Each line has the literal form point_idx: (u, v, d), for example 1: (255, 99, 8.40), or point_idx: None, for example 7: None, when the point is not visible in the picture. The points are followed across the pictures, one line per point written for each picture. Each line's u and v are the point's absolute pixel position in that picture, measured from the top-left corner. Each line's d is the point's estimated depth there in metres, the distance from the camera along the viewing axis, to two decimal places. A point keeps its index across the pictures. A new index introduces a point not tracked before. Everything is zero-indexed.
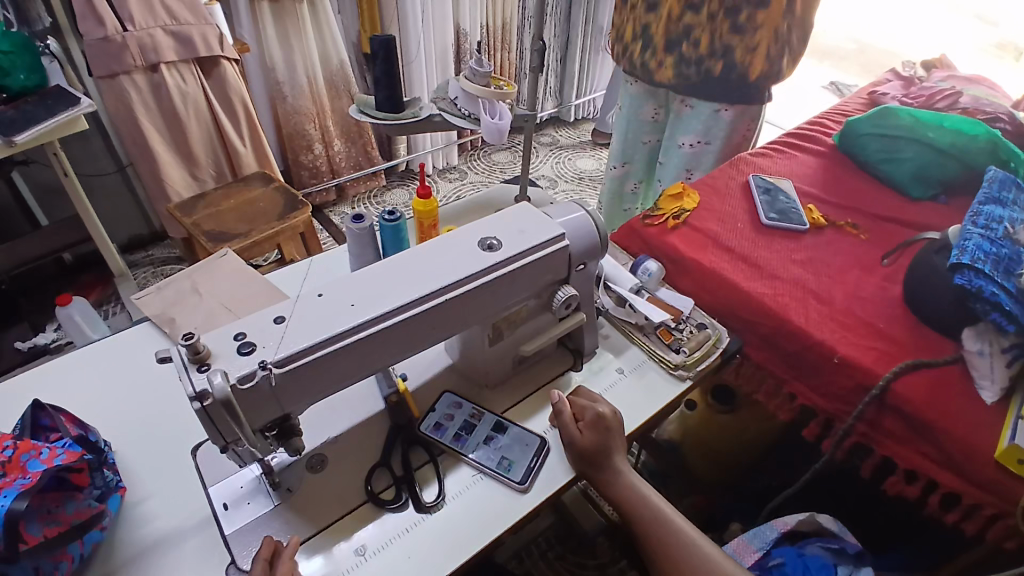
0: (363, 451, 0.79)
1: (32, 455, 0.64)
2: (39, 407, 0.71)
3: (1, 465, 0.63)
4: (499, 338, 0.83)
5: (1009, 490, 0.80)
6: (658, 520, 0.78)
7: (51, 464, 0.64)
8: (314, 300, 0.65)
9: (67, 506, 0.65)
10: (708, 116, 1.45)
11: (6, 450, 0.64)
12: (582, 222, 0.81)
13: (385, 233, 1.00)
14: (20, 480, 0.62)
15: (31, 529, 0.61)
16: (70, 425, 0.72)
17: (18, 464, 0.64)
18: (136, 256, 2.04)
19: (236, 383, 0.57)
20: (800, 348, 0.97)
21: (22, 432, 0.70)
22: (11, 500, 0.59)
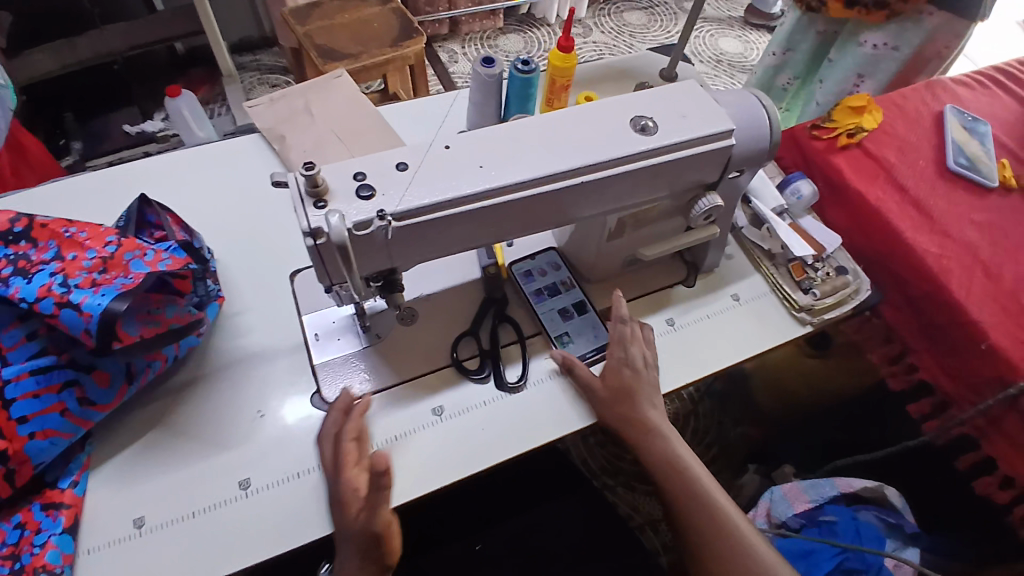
0: (454, 315, 0.77)
1: (136, 256, 0.65)
2: (147, 203, 0.72)
3: (105, 261, 0.63)
4: (620, 234, 0.75)
5: None
6: (672, 469, 0.68)
7: (155, 268, 0.64)
8: (441, 153, 0.58)
9: (166, 309, 0.64)
10: (906, 13, 1.13)
11: (110, 248, 0.65)
12: (757, 118, 0.68)
13: (514, 84, 0.89)
14: (122, 279, 0.62)
15: (128, 328, 0.60)
16: (177, 229, 0.73)
17: (120, 262, 0.64)
18: (244, 59, 2.01)
19: (352, 229, 0.53)
20: (949, 322, 0.83)
21: (128, 225, 0.71)
22: (110, 299, 0.58)
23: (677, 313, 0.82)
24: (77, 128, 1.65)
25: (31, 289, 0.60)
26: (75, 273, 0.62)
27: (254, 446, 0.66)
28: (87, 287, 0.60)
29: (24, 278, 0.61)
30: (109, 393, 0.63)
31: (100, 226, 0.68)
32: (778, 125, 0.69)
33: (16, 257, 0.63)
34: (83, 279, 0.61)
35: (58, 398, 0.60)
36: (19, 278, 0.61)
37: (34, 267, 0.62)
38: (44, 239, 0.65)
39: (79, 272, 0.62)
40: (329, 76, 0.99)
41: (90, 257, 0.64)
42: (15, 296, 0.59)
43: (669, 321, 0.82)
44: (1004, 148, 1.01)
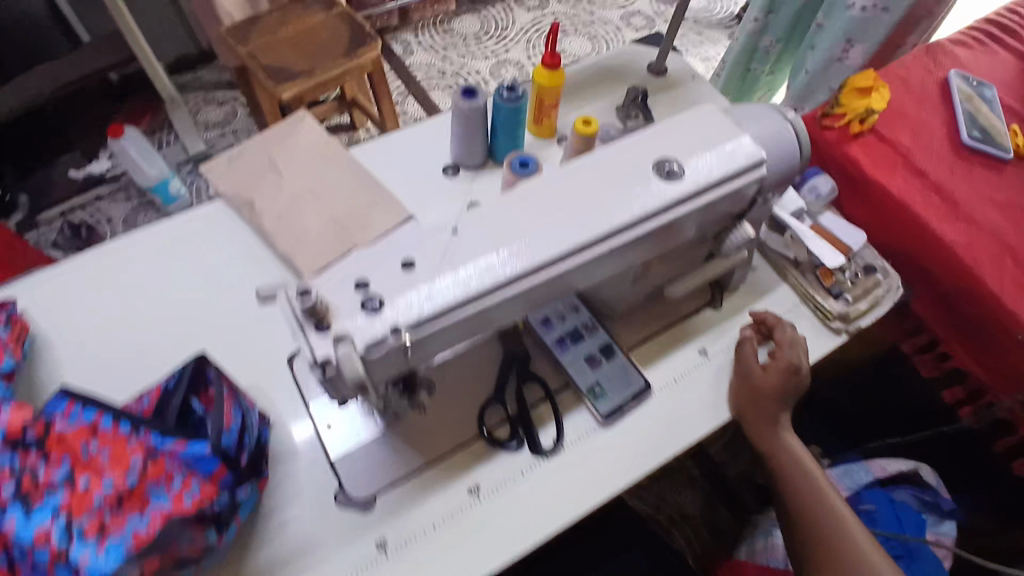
0: (475, 380, 0.71)
1: (159, 487, 0.54)
2: (203, 364, 0.64)
3: (122, 493, 0.53)
4: (644, 276, 0.69)
5: None
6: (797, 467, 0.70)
7: (179, 505, 0.54)
8: (450, 240, 0.51)
9: (181, 544, 0.55)
10: None
11: (130, 476, 0.54)
12: (782, 138, 0.63)
13: (500, 113, 0.80)
14: (136, 520, 0.52)
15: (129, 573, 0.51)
16: (227, 407, 0.62)
17: (141, 493, 0.54)
18: (185, 79, 1.85)
19: (363, 353, 0.46)
20: (982, 315, 0.80)
21: (176, 387, 0.63)
22: (115, 561, 0.50)
23: (709, 341, 0.77)
24: (18, 181, 1.53)
25: (28, 528, 0.51)
26: (81, 512, 0.52)
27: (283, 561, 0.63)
28: (91, 537, 0.51)
29: (24, 506, 0.52)
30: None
31: (126, 430, 0.57)
32: (807, 139, 0.64)
33: (21, 470, 0.53)
34: (89, 522, 0.52)
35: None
36: (18, 505, 0.52)
37: (40, 490, 0.53)
38: (58, 452, 0.55)
39: (86, 510, 0.52)
40: (293, 119, 0.89)
41: (105, 489, 0.53)
42: (9, 535, 0.50)
43: (702, 351, 0.76)
44: (1013, 113, 0.96)
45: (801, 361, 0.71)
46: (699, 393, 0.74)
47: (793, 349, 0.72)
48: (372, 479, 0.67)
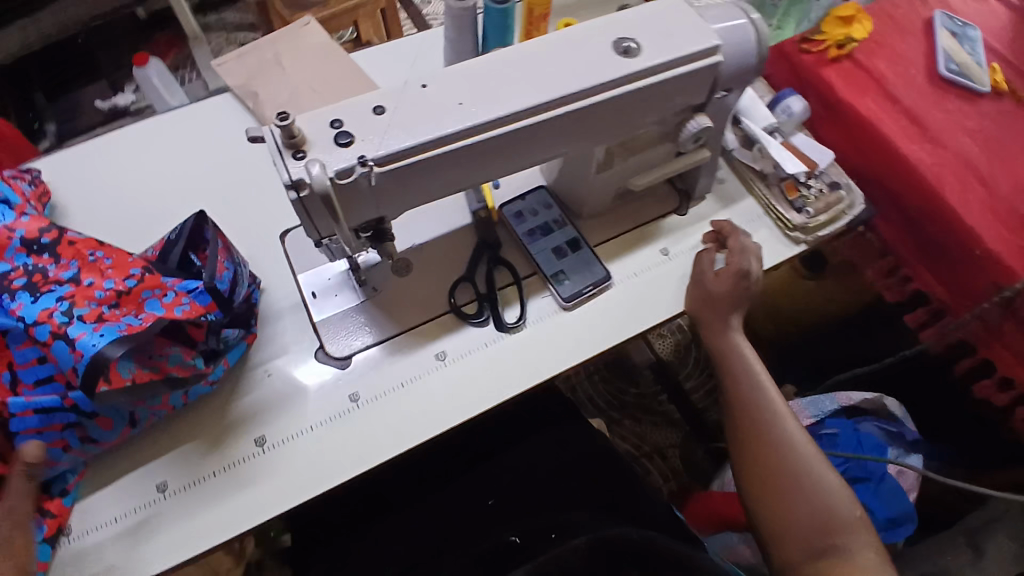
0: (449, 260, 0.77)
1: (155, 295, 0.63)
2: (202, 221, 0.69)
3: (120, 295, 0.62)
4: (609, 166, 0.73)
5: None
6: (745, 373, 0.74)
7: (171, 312, 0.62)
8: (418, 93, 0.56)
9: (167, 359, 0.62)
10: None
11: (130, 281, 0.62)
12: (743, 34, 0.65)
13: (490, 16, 0.84)
14: (130, 317, 0.61)
15: (123, 367, 0.59)
16: (222, 258, 0.69)
17: (136, 298, 0.62)
18: (208, 18, 1.91)
19: (335, 179, 0.52)
20: (942, 231, 0.84)
21: (179, 237, 0.69)
22: (106, 342, 0.57)
23: (672, 242, 0.82)
24: (46, 106, 1.60)
25: (34, 309, 0.59)
26: (83, 302, 0.60)
27: (265, 407, 0.70)
28: (90, 321, 0.59)
29: (31, 294, 0.60)
30: (112, 436, 0.65)
31: (128, 252, 0.66)
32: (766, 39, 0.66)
33: (34, 268, 0.62)
34: (89, 311, 0.60)
35: (60, 435, 0.62)
36: (27, 292, 0.60)
37: (47, 284, 0.61)
38: (67, 257, 0.63)
39: (87, 301, 0.60)
40: (297, 25, 0.94)
41: (105, 286, 0.61)
42: (18, 312, 0.59)
43: (664, 251, 0.81)
44: (993, 52, 0.98)
45: (751, 266, 0.75)
46: (657, 287, 0.79)
47: (743, 255, 0.76)
48: (348, 342, 0.73)
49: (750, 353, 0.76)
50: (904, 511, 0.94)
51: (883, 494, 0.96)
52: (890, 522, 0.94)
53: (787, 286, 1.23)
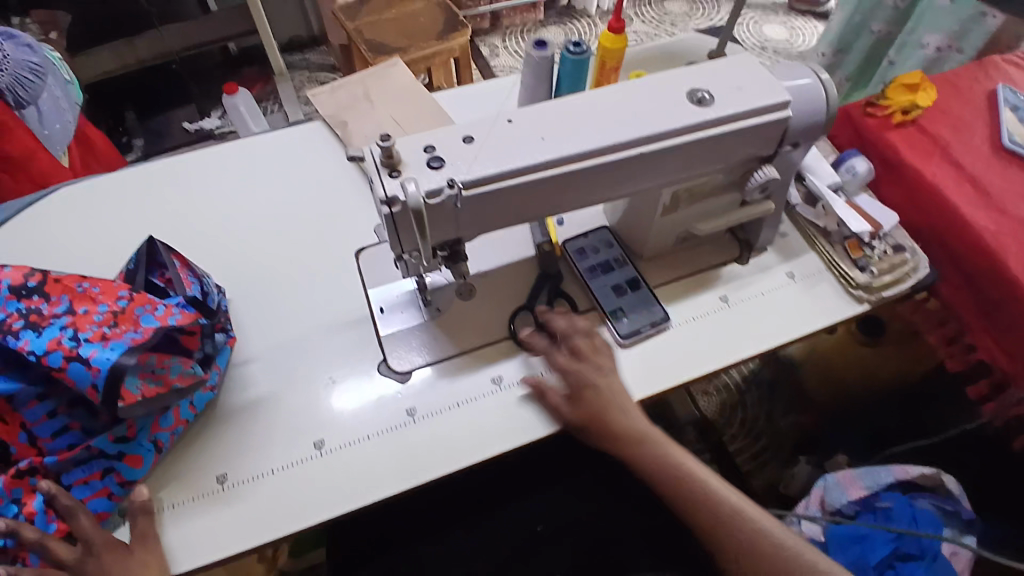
0: (509, 290, 0.80)
1: (146, 310, 0.65)
2: (154, 243, 0.71)
3: (116, 315, 0.63)
4: (674, 209, 0.76)
5: None
6: None
7: (165, 322, 0.64)
8: (504, 127, 0.60)
9: (172, 370, 0.65)
10: (969, 15, 1.09)
11: (122, 301, 0.65)
12: (814, 89, 0.67)
13: (565, 65, 0.89)
14: (132, 333, 0.62)
15: (132, 385, 0.61)
16: (186, 274, 0.72)
17: (131, 316, 0.64)
18: (293, 58, 2.07)
19: (425, 198, 0.56)
20: (1007, 298, 0.82)
21: (138, 266, 0.71)
22: (118, 354, 0.60)
23: (731, 290, 0.83)
24: (138, 125, 1.74)
25: (41, 342, 0.60)
26: (85, 327, 0.62)
27: (316, 411, 0.71)
28: (96, 342, 0.61)
29: (34, 331, 0.61)
30: (143, 471, 0.65)
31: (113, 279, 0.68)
32: (837, 99, 0.68)
33: (27, 310, 0.63)
34: (93, 332, 0.62)
35: (103, 483, 0.64)
36: (29, 330, 0.61)
37: (45, 319, 0.62)
38: (57, 294, 0.64)
39: (88, 325, 0.62)
40: (387, 65, 1.02)
41: (101, 311, 0.63)
42: (23, 350, 0.60)
43: (723, 298, 0.82)
44: None
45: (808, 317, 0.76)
46: (714, 332, 0.79)
47: None
48: (409, 358, 0.74)
49: None
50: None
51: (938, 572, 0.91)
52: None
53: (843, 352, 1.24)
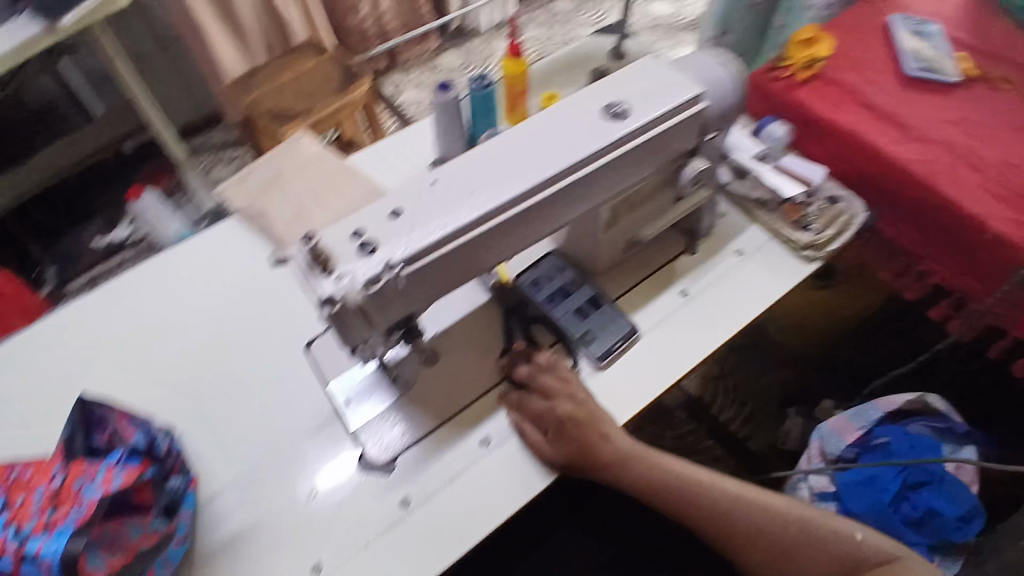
0: (477, 341, 0.77)
1: (85, 480, 0.61)
2: (86, 403, 0.67)
3: (55, 496, 0.60)
4: (616, 223, 0.75)
5: None
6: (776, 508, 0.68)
7: (108, 487, 0.60)
8: (430, 189, 0.58)
9: (132, 534, 0.60)
10: None
11: (58, 479, 0.61)
12: (721, 80, 0.68)
13: (474, 101, 0.86)
14: (75, 510, 0.58)
15: (93, 563, 0.57)
16: (125, 425, 0.67)
17: (70, 492, 0.60)
18: (195, 142, 1.99)
19: (365, 287, 0.53)
20: (946, 223, 0.85)
21: (75, 432, 0.66)
22: (65, 541, 0.56)
23: (689, 282, 0.82)
24: (44, 252, 1.59)
25: None
26: (28, 518, 0.59)
27: (313, 528, 0.67)
28: (42, 532, 0.58)
29: None
30: None
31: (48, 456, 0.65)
32: (745, 82, 0.69)
33: None
34: (36, 523, 0.59)
35: None
36: None
37: None
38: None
39: (30, 515, 0.59)
40: (291, 141, 0.97)
41: (40, 495, 0.60)
42: None
43: (683, 292, 0.82)
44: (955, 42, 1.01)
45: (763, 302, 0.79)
46: (686, 329, 0.78)
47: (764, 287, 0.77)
48: (388, 445, 0.71)
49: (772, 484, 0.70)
50: (975, 505, 0.92)
51: (948, 492, 0.94)
52: (962, 519, 0.92)
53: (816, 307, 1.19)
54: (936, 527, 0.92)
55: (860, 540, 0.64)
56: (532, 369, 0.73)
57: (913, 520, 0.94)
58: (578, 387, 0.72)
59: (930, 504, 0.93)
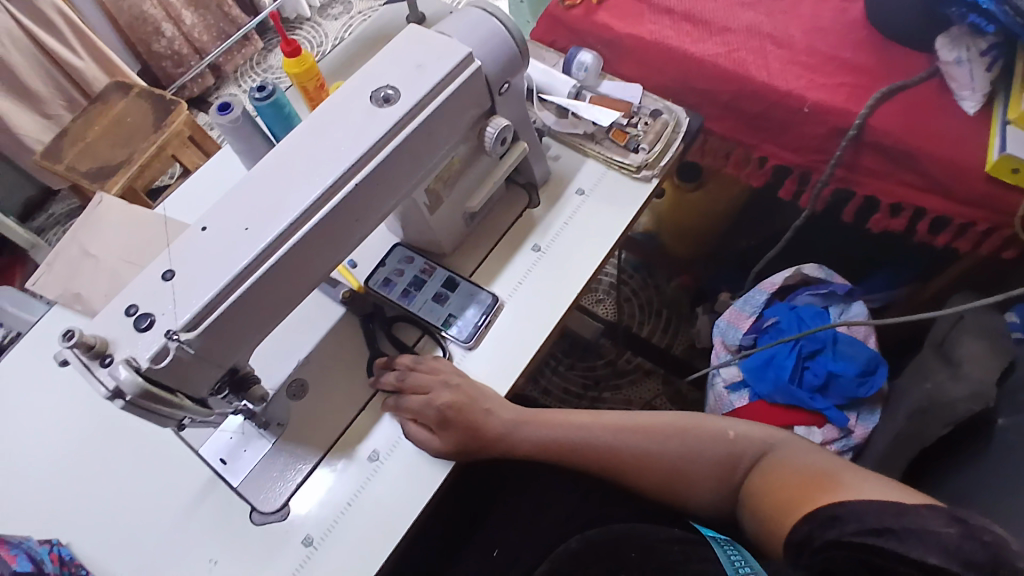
0: (341, 361, 0.75)
1: None
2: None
3: None
4: (440, 203, 0.73)
5: (1002, 200, 0.78)
6: (657, 436, 0.70)
7: None
8: (201, 238, 0.56)
9: None
10: None
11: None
12: (492, 31, 0.65)
13: (266, 115, 0.77)
14: None
15: None
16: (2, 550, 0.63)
17: None
18: (38, 221, 1.69)
19: (149, 366, 0.52)
20: (766, 106, 0.87)
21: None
22: None
23: (540, 236, 0.81)
24: None
25: None
26: None
27: None
28: None
29: None
30: None
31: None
32: (518, 30, 0.66)
33: None
34: None
35: None
36: None
37: None
38: None
39: None
40: (92, 206, 0.87)
41: None
42: None
43: (536, 248, 0.81)
44: None
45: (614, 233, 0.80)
46: (546, 284, 0.78)
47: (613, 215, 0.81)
48: (276, 491, 0.68)
49: (647, 417, 0.72)
50: (870, 356, 0.94)
51: (843, 353, 0.95)
52: (862, 375, 0.93)
53: (688, 210, 1.18)
54: (838, 387, 0.93)
55: (732, 437, 0.69)
56: (400, 373, 0.71)
57: (818, 387, 0.94)
58: (450, 372, 0.72)
59: (829, 368, 0.94)
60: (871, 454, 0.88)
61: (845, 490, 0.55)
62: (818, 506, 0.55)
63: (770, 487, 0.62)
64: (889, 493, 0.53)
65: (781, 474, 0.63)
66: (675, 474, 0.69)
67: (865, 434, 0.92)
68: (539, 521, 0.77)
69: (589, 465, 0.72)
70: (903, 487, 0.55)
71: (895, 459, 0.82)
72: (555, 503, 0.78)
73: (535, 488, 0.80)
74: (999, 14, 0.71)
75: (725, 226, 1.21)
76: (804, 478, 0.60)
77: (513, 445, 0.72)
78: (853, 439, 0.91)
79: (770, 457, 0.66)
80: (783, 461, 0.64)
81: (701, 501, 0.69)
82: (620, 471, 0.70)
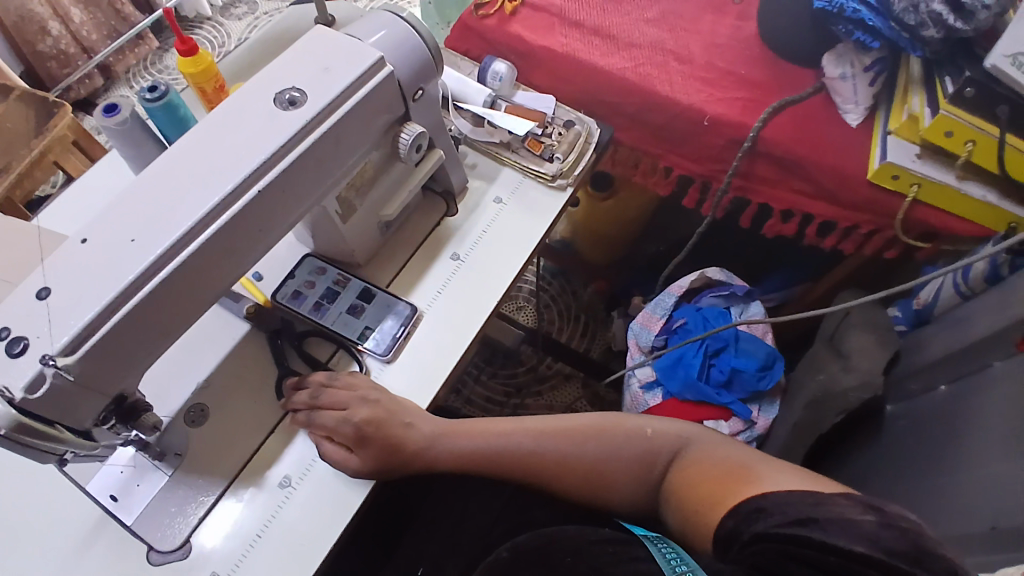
0: (247, 381, 0.70)
1: None
2: None
3: None
4: (352, 211, 0.70)
5: (879, 205, 0.86)
6: (576, 438, 0.71)
7: None
8: (80, 250, 0.50)
9: None
10: None
11: None
12: (404, 36, 0.63)
13: (158, 118, 0.71)
14: None
15: None
16: None
17: None
18: None
19: (23, 397, 0.46)
20: (670, 119, 0.91)
21: None
22: None
23: (459, 244, 0.81)
24: None
25: None
26: None
27: None
28: None
29: None
30: None
31: None
32: (430, 35, 0.65)
33: None
34: None
35: None
36: None
37: None
38: None
39: None
40: None
41: None
42: None
43: (454, 256, 0.80)
44: None
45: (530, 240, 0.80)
46: (466, 292, 0.77)
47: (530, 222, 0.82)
48: (175, 529, 0.62)
49: (567, 420, 0.73)
50: (768, 353, 1.01)
51: (745, 350, 1.01)
52: (761, 369, 1.00)
53: (602, 218, 1.21)
54: (741, 382, 0.99)
55: (650, 434, 0.71)
56: (313, 391, 0.68)
57: (723, 383, 0.99)
58: (367, 387, 0.69)
59: (732, 365, 0.99)
60: (774, 443, 0.94)
61: (761, 483, 0.58)
62: (739, 500, 0.58)
63: (689, 484, 0.65)
64: (800, 484, 0.56)
65: (697, 470, 0.65)
66: (597, 475, 0.70)
67: (766, 426, 0.99)
68: (460, 535, 0.75)
69: (511, 472, 0.71)
70: (813, 476, 0.58)
71: (795, 447, 0.88)
72: (477, 514, 0.77)
73: (455, 501, 0.78)
74: (885, 29, 0.76)
75: (637, 233, 1.26)
76: (719, 474, 0.63)
77: (435, 458, 0.71)
78: (756, 430, 0.98)
79: (685, 454, 0.69)
80: (698, 457, 0.67)
81: (621, 500, 0.70)
82: (541, 475, 0.71)
